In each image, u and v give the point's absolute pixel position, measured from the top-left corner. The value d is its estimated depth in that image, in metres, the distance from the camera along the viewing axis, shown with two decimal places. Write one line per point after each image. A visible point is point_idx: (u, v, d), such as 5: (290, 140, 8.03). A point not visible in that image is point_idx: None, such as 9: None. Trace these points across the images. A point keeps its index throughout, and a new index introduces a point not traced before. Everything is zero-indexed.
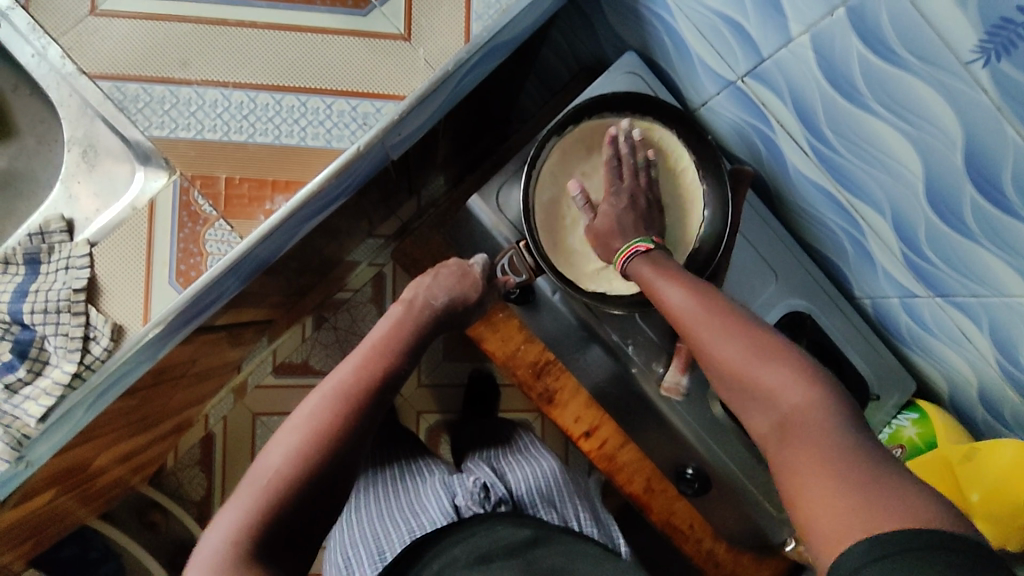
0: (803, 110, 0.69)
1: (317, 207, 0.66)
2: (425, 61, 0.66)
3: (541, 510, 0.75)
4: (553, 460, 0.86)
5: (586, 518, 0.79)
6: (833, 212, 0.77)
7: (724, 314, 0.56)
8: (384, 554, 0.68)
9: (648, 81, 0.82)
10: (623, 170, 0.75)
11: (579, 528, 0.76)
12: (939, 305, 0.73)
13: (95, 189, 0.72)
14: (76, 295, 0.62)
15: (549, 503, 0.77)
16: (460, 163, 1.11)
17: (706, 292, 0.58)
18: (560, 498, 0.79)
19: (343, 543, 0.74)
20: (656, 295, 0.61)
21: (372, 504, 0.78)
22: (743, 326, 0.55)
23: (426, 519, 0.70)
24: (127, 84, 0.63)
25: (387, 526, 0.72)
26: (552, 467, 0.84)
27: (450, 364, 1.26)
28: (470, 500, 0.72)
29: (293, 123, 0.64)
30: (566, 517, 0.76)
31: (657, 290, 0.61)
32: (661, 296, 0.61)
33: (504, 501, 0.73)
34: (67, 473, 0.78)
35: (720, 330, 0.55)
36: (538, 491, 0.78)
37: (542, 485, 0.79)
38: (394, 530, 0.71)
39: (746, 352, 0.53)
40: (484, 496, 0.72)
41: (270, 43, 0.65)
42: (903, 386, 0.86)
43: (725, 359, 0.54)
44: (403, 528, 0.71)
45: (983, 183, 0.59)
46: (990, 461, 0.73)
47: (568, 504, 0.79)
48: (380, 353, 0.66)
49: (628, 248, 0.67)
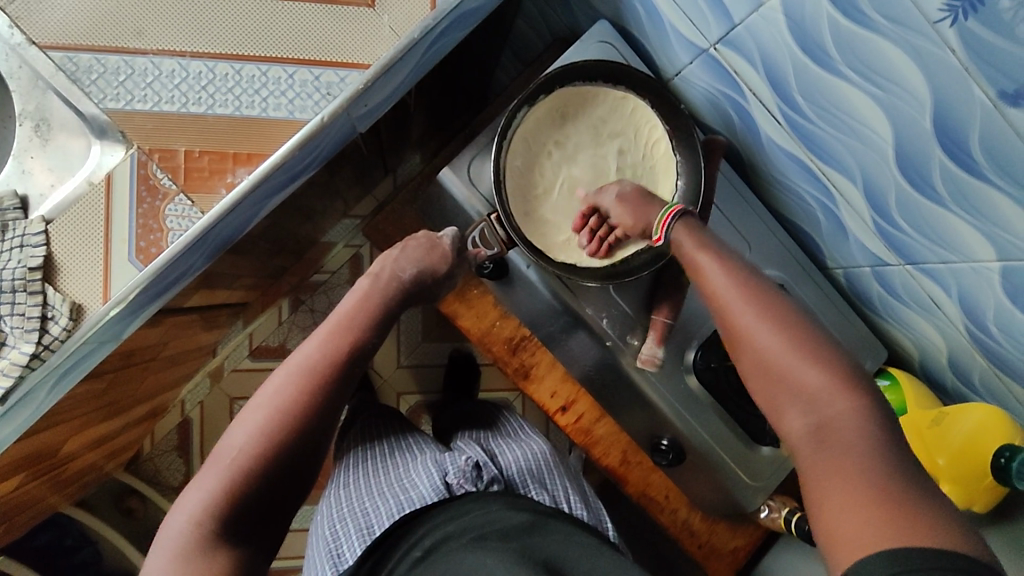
0: (775, 77, 0.69)
1: (280, 181, 0.64)
2: (390, 28, 0.65)
3: (530, 490, 0.76)
4: (542, 443, 0.85)
5: (575, 499, 0.78)
6: (806, 181, 0.77)
7: (772, 303, 0.55)
8: (373, 529, 0.66)
9: (620, 50, 0.81)
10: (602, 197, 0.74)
11: (568, 508, 0.76)
12: (909, 272, 0.74)
13: (50, 164, 0.70)
14: (32, 274, 0.60)
15: (540, 483, 0.77)
16: (435, 140, 1.10)
17: (746, 274, 0.57)
18: (549, 478, 0.79)
19: (330, 519, 0.72)
20: (696, 269, 0.59)
21: (358, 482, 0.76)
22: (780, 314, 0.54)
23: (416, 493, 0.68)
24: (79, 54, 0.61)
25: (374, 501, 0.70)
26: (543, 448, 0.84)
27: (429, 344, 1.26)
28: (462, 477, 0.70)
29: (254, 93, 0.62)
30: (555, 498, 0.76)
31: (699, 265, 0.59)
32: (703, 269, 0.58)
33: (495, 480, 0.72)
34: (35, 459, 0.76)
35: (759, 306, 0.54)
36: (526, 471, 0.78)
37: (532, 464, 0.79)
38: (383, 504, 0.69)
39: (781, 341, 0.52)
40: (474, 475, 0.71)
41: (228, 10, 0.62)
42: (874, 353, 0.87)
43: (759, 341, 0.53)
44: (393, 502, 0.68)
45: (952, 147, 0.59)
46: (951, 430, 0.75)
47: (559, 484, 0.79)
48: (349, 329, 0.64)
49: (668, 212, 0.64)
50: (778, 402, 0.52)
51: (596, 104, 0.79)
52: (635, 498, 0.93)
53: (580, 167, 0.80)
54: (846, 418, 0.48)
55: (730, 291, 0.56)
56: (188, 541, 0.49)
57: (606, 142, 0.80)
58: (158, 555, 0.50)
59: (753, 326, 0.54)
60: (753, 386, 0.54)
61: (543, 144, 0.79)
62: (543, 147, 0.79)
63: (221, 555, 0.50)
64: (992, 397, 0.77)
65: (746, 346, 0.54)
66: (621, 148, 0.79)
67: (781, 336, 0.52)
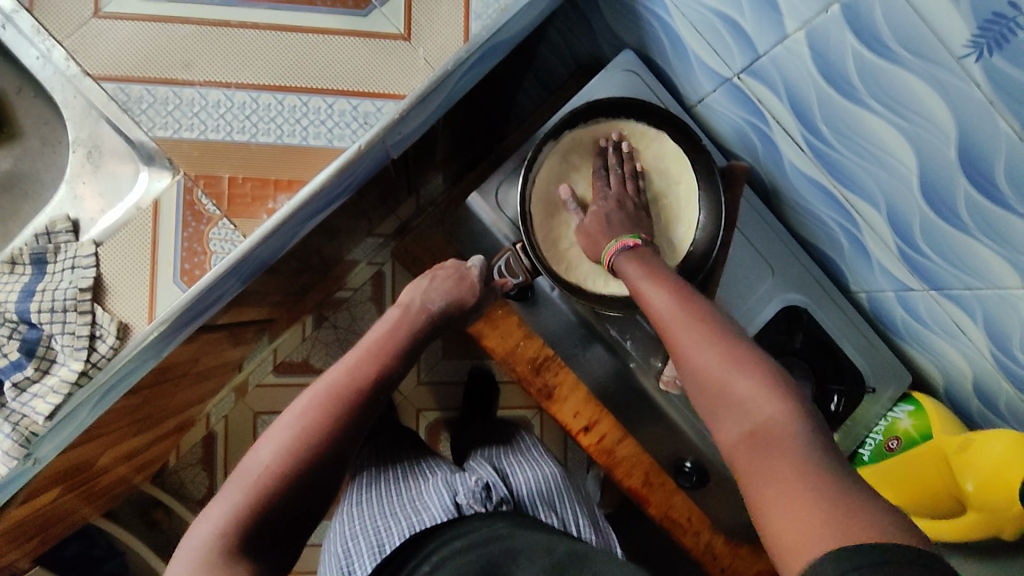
0: (798, 106, 0.70)
1: (317, 207, 0.67)
2: (424, 60, 0.67)
3: (539, 512, 0.75)
4: (554, 466, 0.86)
5: (584, 523, 0.78)
6: (828, 206, 0.79)
7: (704, 318, 0.57)
8: (384, 548, 0.66)
9: (645, 79, 0.83)
10: (611, 178, 0.78)
11: (576, 532, 0.76)
12: (934, 298, 0.74)
13: (99, 190, 0.73)
14: (83, 294, 0.63)
15: (550, 506, 0.77)
16: (458, 162, 1.12)
17: (692, 298, 0.59)
18: (559, 499, 0.79)
19: (342, 536, 0.73)
20: (640, 294, 0.62)
21: (373, 501, 0.77)
22: (722, 334, 0.55)
23: (427, 516, 0.68)
24: (131, 86, 0.64)
25: (387, 521, 0.70)
26: (554, 471, 0.84)
27: (449, 362, 1.27)
28: (472, 497, 0.70)
29: (295, 122, 0.65)
30: (564, 521, 0.76)
31: (643, 291, 0.62)
32: (647, 295, 0.61)
33: (504, 500, 0.72)
34: (72, 471, 0.78)
35: (701, 327, 0.56)
36: (536, 492, 0.78)
37: (543, 487, 0.79)
38: (396, 525, 0.69)
39: (718, 361, 0.53)
40: (484, 496, 0.71)
41: (271, 43, 0.65)
42: (898, 380, 0.87)
43: (699, 361, 0.54)
44: (403, 523, 0.69)
45: (976, 176, 0.59)
46: (980, 453, 0.73)
47: (568, 508, 0.79)
48: (376, 354, 0.67)
49: (611, 245, 0.68)
50: (716, 412, 0.53)
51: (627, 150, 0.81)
52: (657, 521, 0.92)
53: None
54: (785, 425, 0.49)
55: (669, 308, 0.58)
56: (211, 551, 0.51)
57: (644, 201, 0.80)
58: (181, 560, 0.51)
59: (687, 338, 0.56)
60: (695, 400, 0.56)
61: (567, 177, 0.80)
62: (569, 179, 0.80)
63: (240, 567, 0.51)
64: (1018, 421, 0.76)
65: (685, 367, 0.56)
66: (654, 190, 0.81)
67: (721, 357, 0.53)
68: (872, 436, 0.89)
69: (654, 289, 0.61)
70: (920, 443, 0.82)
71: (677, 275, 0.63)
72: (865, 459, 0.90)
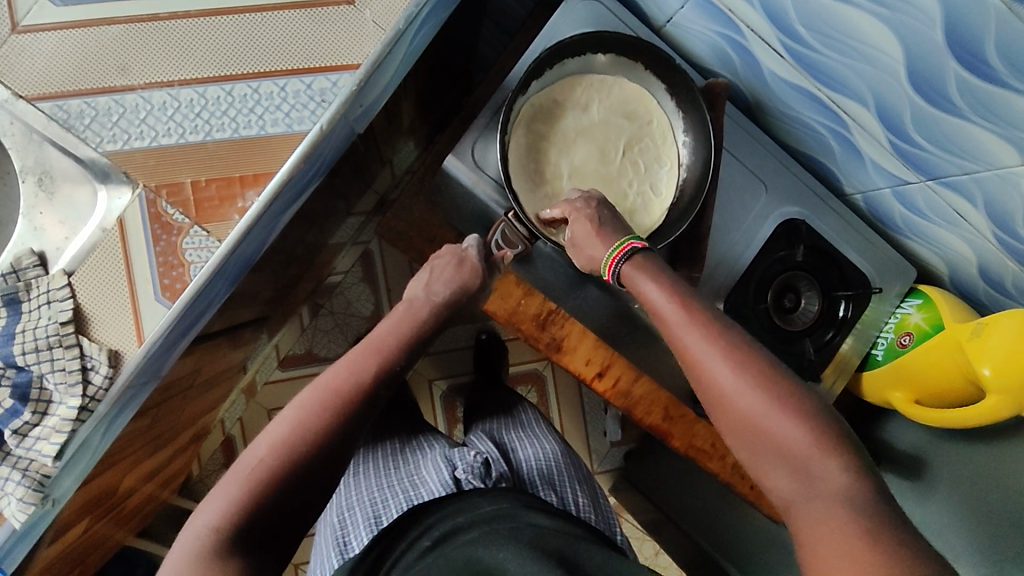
0: (771, 9, 0.67)
1: (290, 198, 0.64)
2: (373, 23, 0.63)
3: (538, 489, 0.74)
4: (554, 442, 0.85)
5: (584, 502, 0.76)
6: (814, 109, 0.76)
7: (707, 316, 0.55)
8: (378, 519, 0.68)
9: (608, 5, 0.79)
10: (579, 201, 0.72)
11: (576, 511, 0.73)
12: (932, 188, 0.73)
13: (60, 216, 0.68)
14: (64, 328, 0.61)
15: (548, 483, 0.75)
16: (427, 125, 1.08)
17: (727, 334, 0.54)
18: (559, 478, 0.77)
19: (338, 506, 0.75)
20: (669, 330, 0.56)
21: (369, 471, 0.78)
22: (777, 373, 0.51)
23: (425, 489, 0.70)
24: (68, 101, 0.60)
25: (383, 492, 0.72)
26: (555, 449, 0.83)
27: (455, 331, 1.25)
28: (471, 472, 0.70)
29: (249, 112, 0.61)
30: (563, 499, 0.74)
31: (673, 324, 0.56)
32: (680, 331, 0.55)
33: (503, 477, 0.71)
34: (96, 501, 0.78)
35: (747, 368, 0.52)
36: (537, 472, 0.76)
37: (543, 466, 0.78)
38: (391, 497, 0.71)
39: (765, 401, 0.50)
40: (483, 471, 0.70)
41: (207, 30, 0.61)
42: (905, 276, 0.87)
43: (747, 405, 0.51)
44: (401, 496, 0.71)
45: (967, 57, 0.56)
46: (991, 337, 0.73)
47: (568, 485, 0.77)
48: (377, 351, 0.63)
49: (621, 247, 0.63)
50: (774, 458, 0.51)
51: (590, 106, 0.79)
52: (683, 452, 0.92)
53: (592, 180, 0.79)
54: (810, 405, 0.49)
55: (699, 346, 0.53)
56: (203, 548, 0.48)
57: (616, 155, 0.79)
58: (173, 557, 0.48)
59: (692, 344, 0.54)
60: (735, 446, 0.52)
61: (543, 130, 0.78)
62: (544, 132, 0.78)
63: (229, 567, 0.47)
64: None
65: (726, 407, 0.52)
66: (627, 135, 0.80)
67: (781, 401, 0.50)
68: (883, 335, 0.88)
69: (652, 288, 0.59)
70: (933, 335, 0.81)
71: (696, 293, 0.59)
72: (879, 359, 0.88)
